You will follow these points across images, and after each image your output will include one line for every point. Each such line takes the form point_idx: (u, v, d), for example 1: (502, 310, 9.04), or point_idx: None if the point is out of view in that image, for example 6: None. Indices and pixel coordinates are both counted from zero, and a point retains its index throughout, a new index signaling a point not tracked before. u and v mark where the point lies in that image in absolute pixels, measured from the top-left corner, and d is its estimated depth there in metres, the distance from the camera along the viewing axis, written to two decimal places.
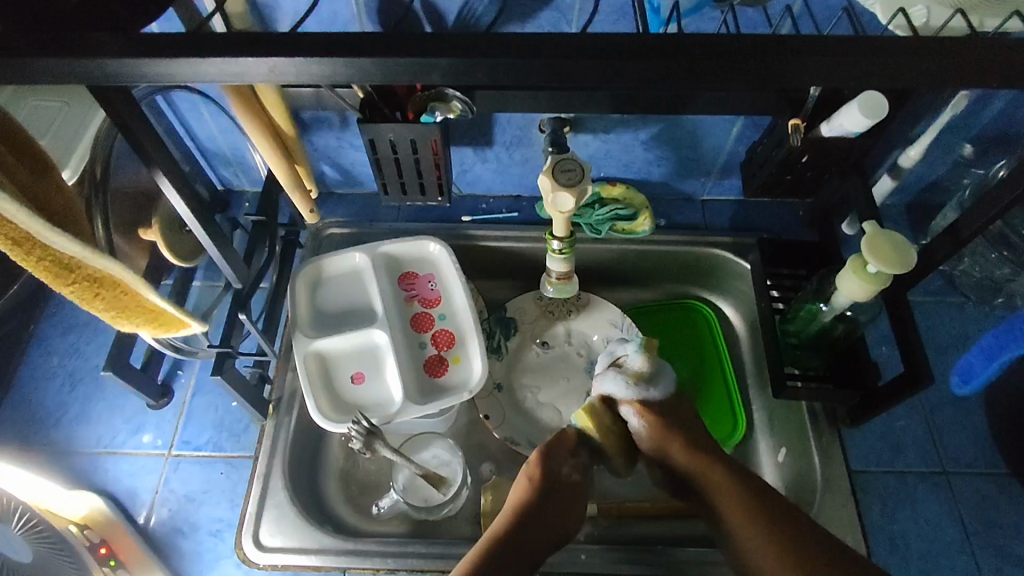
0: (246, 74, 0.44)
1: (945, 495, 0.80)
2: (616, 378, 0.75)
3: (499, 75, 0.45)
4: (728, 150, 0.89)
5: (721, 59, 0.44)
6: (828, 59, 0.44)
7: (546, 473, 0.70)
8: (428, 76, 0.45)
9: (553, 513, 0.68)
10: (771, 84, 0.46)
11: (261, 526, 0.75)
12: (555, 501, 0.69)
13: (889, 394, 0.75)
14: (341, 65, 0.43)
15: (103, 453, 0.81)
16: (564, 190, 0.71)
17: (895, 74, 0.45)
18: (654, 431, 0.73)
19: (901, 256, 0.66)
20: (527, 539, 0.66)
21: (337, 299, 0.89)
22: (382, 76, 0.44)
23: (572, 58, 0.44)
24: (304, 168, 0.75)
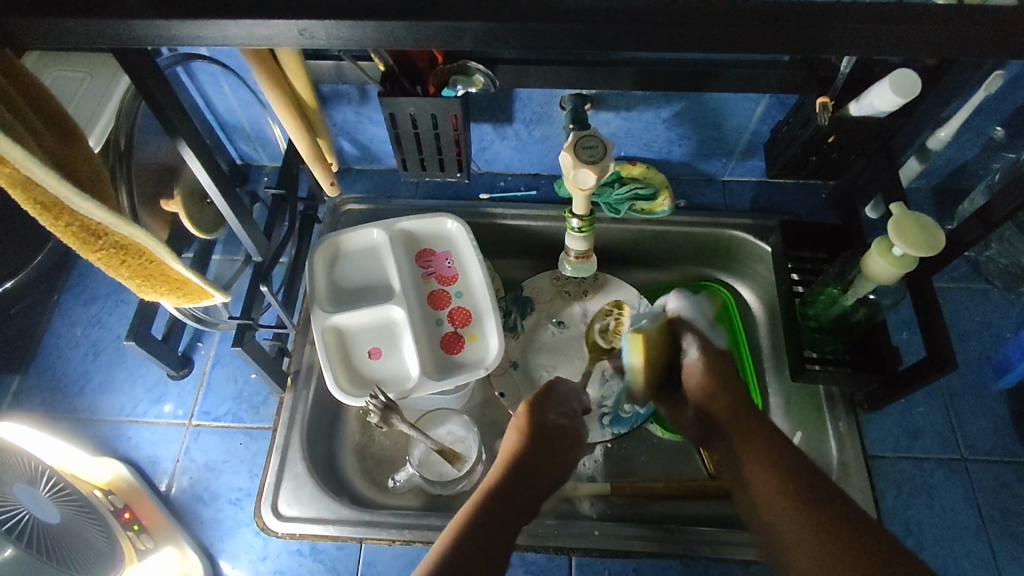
0: (279, 38, 0.44)
1: (962, 481, 0.79)
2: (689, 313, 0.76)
3: (530, 41, 0.44)
4: (753, 129, 0.88)
5: (754, 24, 0.44)
6: (855, 26, 0.44)
7: (532, 426, 0.69)
8: (461, 41, 0.44)
9: (540, 478, 0.66)
10: (811, 52, 0.46)
11: (279, 496, 0.76)
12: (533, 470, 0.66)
13: (909, 378, 0.74)
14: (371, 29, 0.43)
15: (125, 421, 0.82)
16: (585, 166, 0.70)
17: (932, 43, 0.45)
18: (703, 380, 0.69)
19: (930, 237, 0.64)
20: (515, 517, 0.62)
21: (355, 274, 0.90)
22: (411, 41, 0.44)
23: (607, 24, 0.43)
24: (327, 141, 0.75)
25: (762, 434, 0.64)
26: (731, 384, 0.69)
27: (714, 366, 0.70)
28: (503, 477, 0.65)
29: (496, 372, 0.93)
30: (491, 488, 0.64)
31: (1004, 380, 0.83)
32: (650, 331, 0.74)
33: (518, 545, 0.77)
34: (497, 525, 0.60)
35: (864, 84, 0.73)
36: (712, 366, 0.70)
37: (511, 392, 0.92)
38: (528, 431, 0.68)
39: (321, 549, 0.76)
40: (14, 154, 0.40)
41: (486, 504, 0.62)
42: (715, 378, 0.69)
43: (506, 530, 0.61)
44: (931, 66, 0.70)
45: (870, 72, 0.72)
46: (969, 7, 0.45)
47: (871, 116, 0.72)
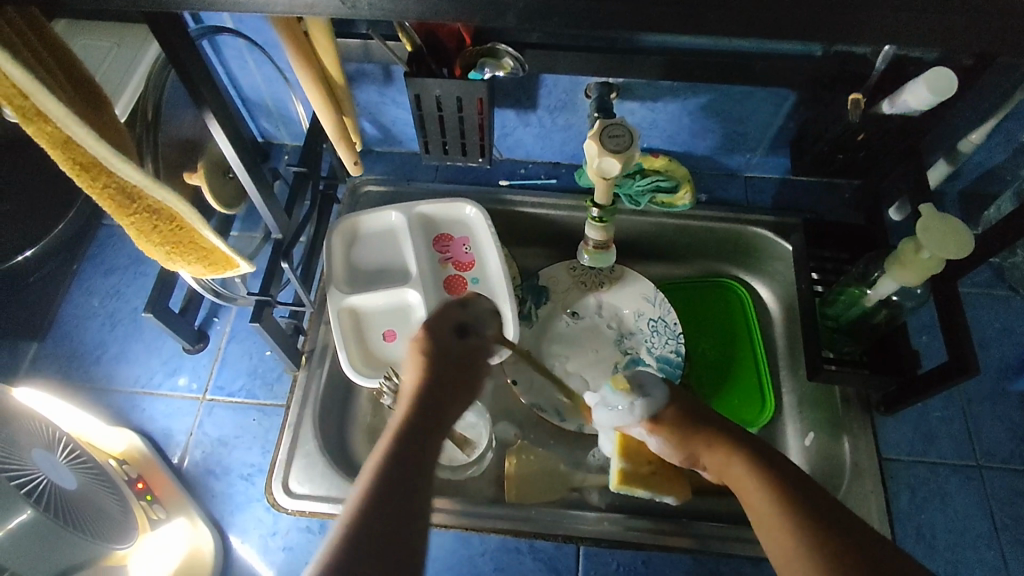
0: (319, 7, 0.43)
1: (976, 488, 0.78)
2: (609, 410, 0.70)
3: (574, 20, 0.44)
4: (778, 125, 0.87)
5: (800, 10, 0.43)
6: (901, 15, 0.43)
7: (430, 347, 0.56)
8: (502, 19, 0.44)
9: (450, 398, 0.55)
10: (854, 37, 0.45)
11: (291, 473, 0.76)
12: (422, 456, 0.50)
13: (928, 383, 0.73)
14: (412, 1, 0.43)
15: (139, 392, 0.82)
16: (610, 155, 0.70)
17: (977, 36, 0.44)
18: (675, 438, 0.65)
19: (960, 238, 0.63)
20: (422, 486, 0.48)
21: (373, 257, 0.90)
22: (454, 15, 0.44)
23: (650, 6, 0.43)
24: (353, 120, 0.74)
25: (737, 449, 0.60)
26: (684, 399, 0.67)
27: (670, 435, 0.66)
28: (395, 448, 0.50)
29: (510, 360, 0.93)
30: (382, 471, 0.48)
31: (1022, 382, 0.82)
32: (627, 467, 0.76)
33: (526, 531, 0.77)
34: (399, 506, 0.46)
35: (897, 82, 0.72)
36: (671, 438, 0.65)
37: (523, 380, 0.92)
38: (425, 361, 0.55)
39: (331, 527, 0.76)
40: (57, 114, 0.40)
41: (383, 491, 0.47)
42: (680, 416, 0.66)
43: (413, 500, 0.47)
44: (967, 65, 0.69)
45: (903, 70, 0.71)
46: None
47: (903, 114, 0.71)
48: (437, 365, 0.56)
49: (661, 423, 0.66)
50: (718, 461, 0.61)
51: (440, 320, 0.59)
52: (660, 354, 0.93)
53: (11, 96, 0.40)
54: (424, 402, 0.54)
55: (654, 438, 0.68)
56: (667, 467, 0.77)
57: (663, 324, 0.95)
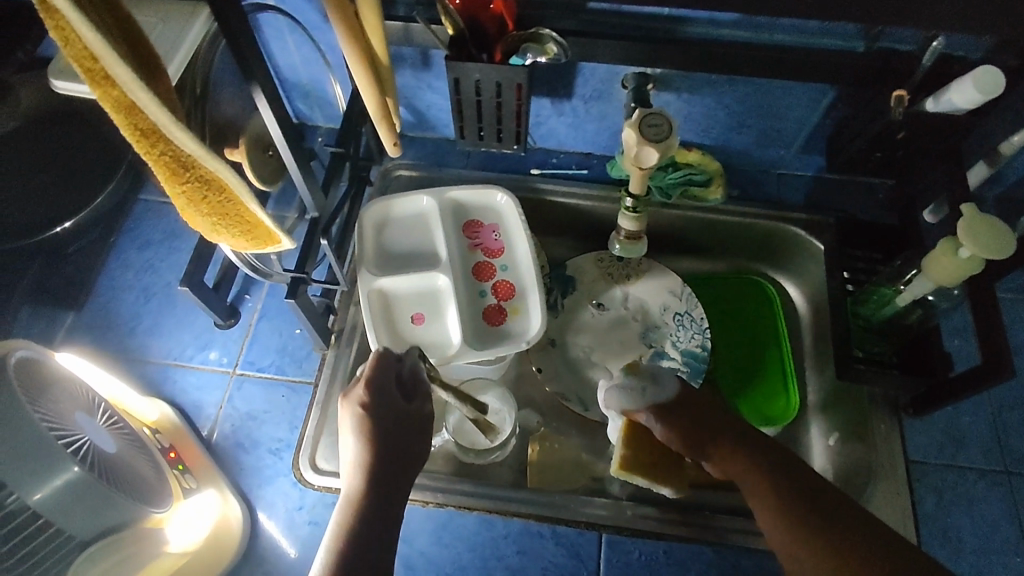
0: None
1: (1005, 494, 0.78)
2: (622, 391, 0.73)
3: None
4: (815, 122, 0.86)
5: None
6: None
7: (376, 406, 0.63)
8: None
9: (399, 459, 0.62)
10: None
11: (318, 450, 0.77)
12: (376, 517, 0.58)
13: (961, 385, 0.73)
14: None
15: (172, 364, 0.84)
16: (650, 144, 0.69)
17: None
18: (680, 428, 0.68)
19: (1002, 241, 0.63)
20: (387, 547, 0.56)
21: (403, 240, 0.91)
22: None
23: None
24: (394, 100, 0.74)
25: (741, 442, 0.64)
26: (688, 397, 0.70)
27: (675, 426, 0.68)
28: (358, 517, 0.57)
29: (535, 348, 0.94)
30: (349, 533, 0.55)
31: None
32: (628, 454, 0.73)
33: (548, 517, 0.77)
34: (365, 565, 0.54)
35: (942, 81, 0.71)
36: (679, 427, 0.68)
37: (548, 369, 0.93)
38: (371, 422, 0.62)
39: None
40: (123, 78, 0.40)
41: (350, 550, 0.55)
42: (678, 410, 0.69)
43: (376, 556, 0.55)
44: None
45: (949, 68, 0.70)
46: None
47: (947, 112, 0.70)
48: (383, 437, 0.62)
49: (669, 410, 0.69)
50: (724, 453, 0.64)
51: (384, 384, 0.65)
52: (686, 349, 0.93)
53: (81, 58, 0.40)
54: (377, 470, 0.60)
55: (659, 425, 0.69)
56: (666, 462, 0.74)
57: (690, 319, 0.95)
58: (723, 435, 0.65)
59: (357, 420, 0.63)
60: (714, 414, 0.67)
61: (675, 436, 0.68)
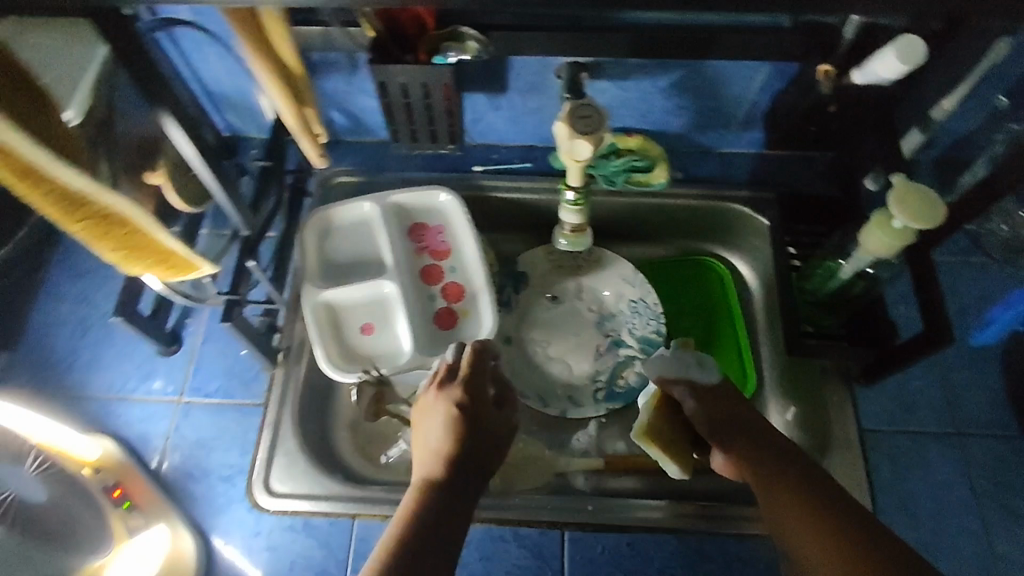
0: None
1: (956, 456, 0.79)
2: (667, 360, 0.72)
3: None
4: (751, 100, 0.86)
5: None
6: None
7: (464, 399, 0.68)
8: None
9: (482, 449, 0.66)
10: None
11: (272, 472, 0.76)
12: (452, 495, 0.62)
13: (905, 351, 0.74)
14: None
15: (114, 398, 0.81)
16: (581, 137, 0.68)
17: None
18: (707, 413, 0.68)
19: (931, 209, 0.63)
20: (455, 523, 0.60)
21: (347, 249, 0.89)
22: None
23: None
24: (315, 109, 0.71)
25: (761, 444, 0.65)
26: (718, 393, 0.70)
27: (710, 406, 0.68)
28: (435, 494, 0.61)
29: (490, 348, 0.93)
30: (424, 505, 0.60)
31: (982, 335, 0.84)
32: (654, 420, 0.74)
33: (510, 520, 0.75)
34: (439, 532, 0.58)
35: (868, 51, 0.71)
36: (710, 411, 0.68)
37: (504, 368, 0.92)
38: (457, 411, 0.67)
39: (315, 525, 0.76)
40: None
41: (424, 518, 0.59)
42: (711, 401, 0.69)
43: (449, 528, 0.59)
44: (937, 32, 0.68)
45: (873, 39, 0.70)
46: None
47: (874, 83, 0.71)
48: (467, 427, 0.66)
49: (706, 394, 0.69)
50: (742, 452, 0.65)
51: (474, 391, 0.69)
52: (642, 336, 0.93)
53: None
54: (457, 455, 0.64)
55: (692, 401, 0.69)
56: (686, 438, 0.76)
57: (644, 306, 0.95)
58: (749, 441, 0.65)
59: (445, 415, 0.67)
60: (742, 411, 0.68)
61: (703, 416, 0.68)
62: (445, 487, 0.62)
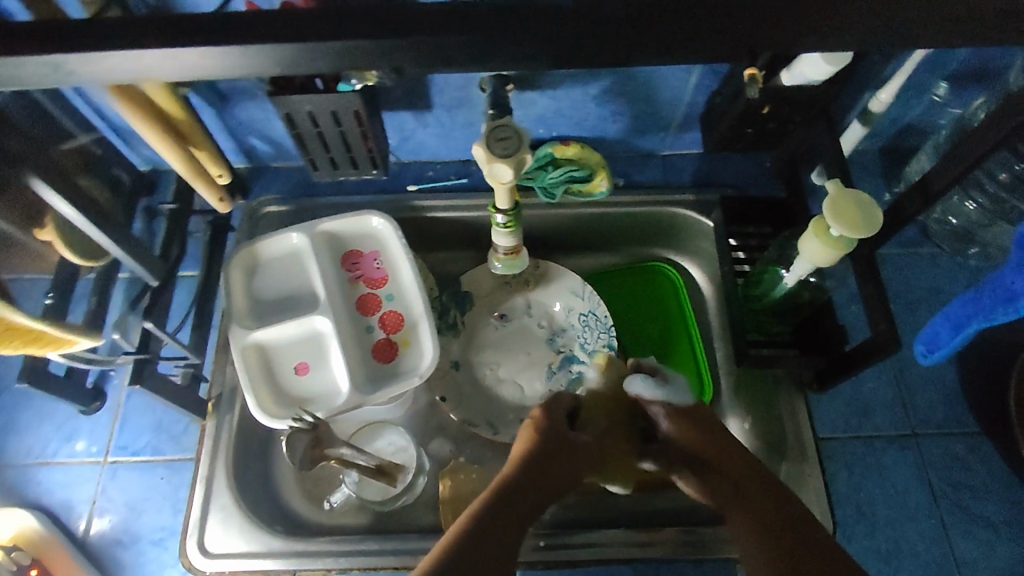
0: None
1: (913, 458, 0.77)
2: (647, 381, 0.70)
3: None
4: (688, 101, 0.82)
5: None
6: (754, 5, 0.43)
7: (554, 421, 0.65)
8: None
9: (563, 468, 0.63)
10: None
11: (207, 534, 0.72)
12: (514, 509, 0.60)
13: (855, 358, 0.71)
14: None
15: (34, 464, 0.76)
16: (500, 160, 0.64)
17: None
18: (688, 432, 0.67)
19: (868, 216, 0.60)
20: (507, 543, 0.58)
21: (276, 284, 0.84)
22: None
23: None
24: (206, 150, 0.71)
25: (749, 462, 0.65)
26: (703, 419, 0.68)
27: (687, 432, 0.67)
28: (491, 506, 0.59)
29: (436, 376, 0.89)
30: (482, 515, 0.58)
31: (932, 356, 0.68)
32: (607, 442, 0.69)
33: None
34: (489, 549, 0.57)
35: None
36: (693, 435, 0.66)
37: (452, 396, 0.88)
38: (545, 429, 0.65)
39: None
40: None
41: (475, 530, 0.57)
42: (695, 421, 0.67)
43: (502, 543, 0.58)
44: None
45: None
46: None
47: (805, 84, 0.68)
48: (553, 448, 0.63)
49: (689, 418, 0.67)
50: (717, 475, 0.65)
51: (553, 413, 0.67)
52: (594, 350, 0.89)
53: None
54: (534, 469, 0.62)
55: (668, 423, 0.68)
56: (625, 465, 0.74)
57: (595, 318, 0.90)
58: (736, 460, 0.65)
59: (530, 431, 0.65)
60: (728, 430, 0.67)
61: (680, 438, 0.67)
62: (509, 502, 0.60)
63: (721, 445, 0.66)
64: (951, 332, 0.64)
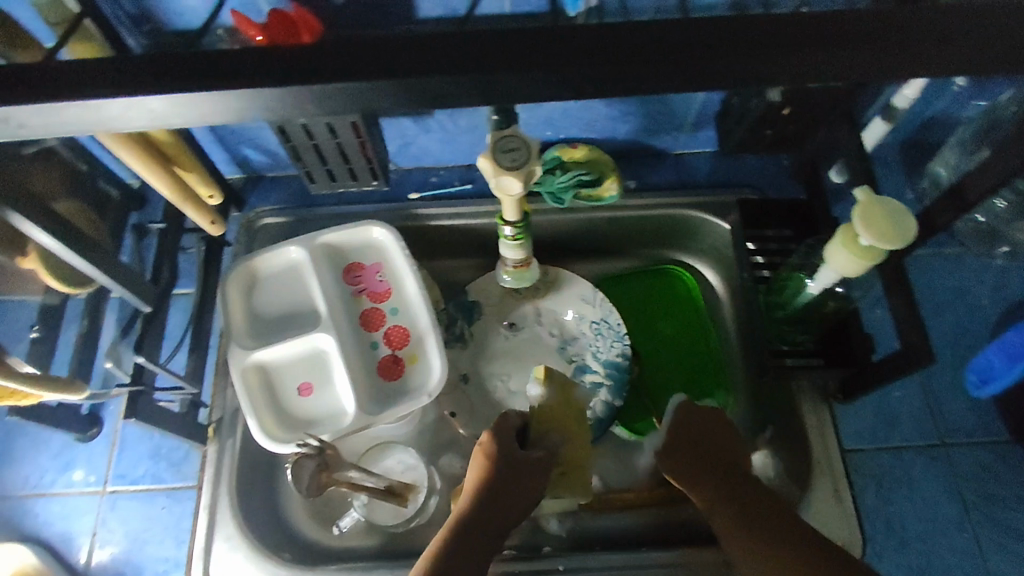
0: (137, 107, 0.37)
1: (943, 469, 0.74)
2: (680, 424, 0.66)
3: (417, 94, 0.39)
4: (702, 100, 0.78)
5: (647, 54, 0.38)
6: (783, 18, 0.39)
7: (501, 445, 0.63)
8: (327, 93, 0.37)
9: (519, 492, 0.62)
10: (749, 83, 0.40)
11: (212, 565, 0.70)
12: (473, 541, 0.59)
13: (885, 370, 0.68)
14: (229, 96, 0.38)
15: (30, 495, 0.74)
16: (507, 173, 0.61)
17: (877, 60, 0.39)
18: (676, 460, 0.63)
19: (901, 227, 0.57)
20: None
21: (276, 301, 0.81)
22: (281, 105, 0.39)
23: (496, 66, 0.38)
24: (191, 173, 0.69)
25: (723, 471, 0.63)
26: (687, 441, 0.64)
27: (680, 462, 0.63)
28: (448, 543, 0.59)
29: (445, 391, 0.85)
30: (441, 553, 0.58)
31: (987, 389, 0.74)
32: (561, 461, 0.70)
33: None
34: None
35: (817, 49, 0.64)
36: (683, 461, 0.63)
37: (462, 411, 0.85)
38: (493, 455, 0.63)
39: None
40: None
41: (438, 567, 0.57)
42: (680, 447, 0.64)
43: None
44: None
45: None
46: (913, 6, 0.39)
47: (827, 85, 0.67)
48: (503, 474, 0.62)
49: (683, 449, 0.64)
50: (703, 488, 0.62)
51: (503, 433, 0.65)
52: (608, 359, 0.85)
53: None
54: (487, 497, 0.61)
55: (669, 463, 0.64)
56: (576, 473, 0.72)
57: (607, 326, 0.87)
58: (710, 474, 0.62)
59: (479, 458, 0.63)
60: (707, 446, 0.64)
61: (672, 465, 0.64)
62: (466, 533, 0.59)
63: (700, 463, 0.63)
64: (1006, 363, 0.71)
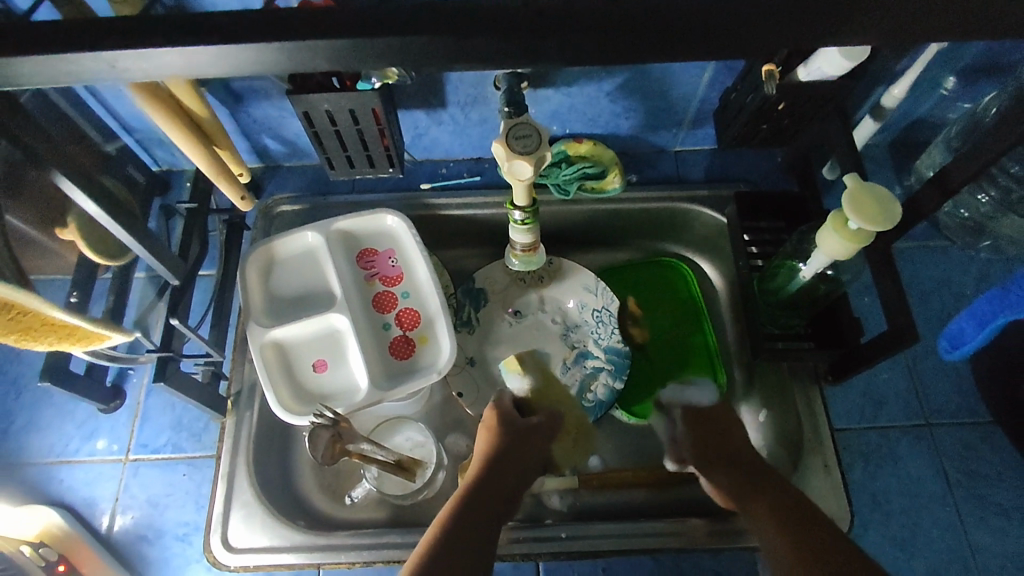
0: (195, 73, 0.41)
1: (928, 448, 0.78)
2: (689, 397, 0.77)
3: None
4: (702, 96, 0.83)
5: None
6: None
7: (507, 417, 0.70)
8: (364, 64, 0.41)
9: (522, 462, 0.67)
10: None
11: (230, 530, 0.73)
12: (488, 496, 0.63)
13: (873, 351, 0.72)
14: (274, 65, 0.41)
15: (55, 462, 0.77)
16: (519, 157, 0.65)
17: None
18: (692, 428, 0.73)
19: (886, 210, 0.61)
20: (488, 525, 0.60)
21: (293, 283, 0.84)
22: None
23: None
24: (227, 150, 0.73)
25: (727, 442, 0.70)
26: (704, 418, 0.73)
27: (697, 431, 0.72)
28: (467, 495, 0.62)
29: (453, 372, 0.89)
30: (463, 504, 0.61)
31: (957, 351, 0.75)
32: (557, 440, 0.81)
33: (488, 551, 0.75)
34: (473, 530, 0.59)
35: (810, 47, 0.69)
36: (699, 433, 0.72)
37: (469, 391, 0.88)
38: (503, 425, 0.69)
39: None
40: None
41: (459, 514, 0.60)
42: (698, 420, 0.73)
43: (485, 524, 0.60)
44: None
45: None
46: None
47: (820, 80, 0.71)
48: (511, 443, 0.67)
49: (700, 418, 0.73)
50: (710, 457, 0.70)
51: (502, 410, 0.71)
52: (608, 345, 0.89)
53: None
54: (497, 459, 0.66)
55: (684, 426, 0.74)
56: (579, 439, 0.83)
57: (608, 314, 0.91)
58: (719, 445, 0.70)
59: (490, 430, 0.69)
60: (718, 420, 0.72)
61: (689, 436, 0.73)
62: (481, 489, 0.63)
63: (713, 434, 0.71)
64: (976, 329, 0.71)
